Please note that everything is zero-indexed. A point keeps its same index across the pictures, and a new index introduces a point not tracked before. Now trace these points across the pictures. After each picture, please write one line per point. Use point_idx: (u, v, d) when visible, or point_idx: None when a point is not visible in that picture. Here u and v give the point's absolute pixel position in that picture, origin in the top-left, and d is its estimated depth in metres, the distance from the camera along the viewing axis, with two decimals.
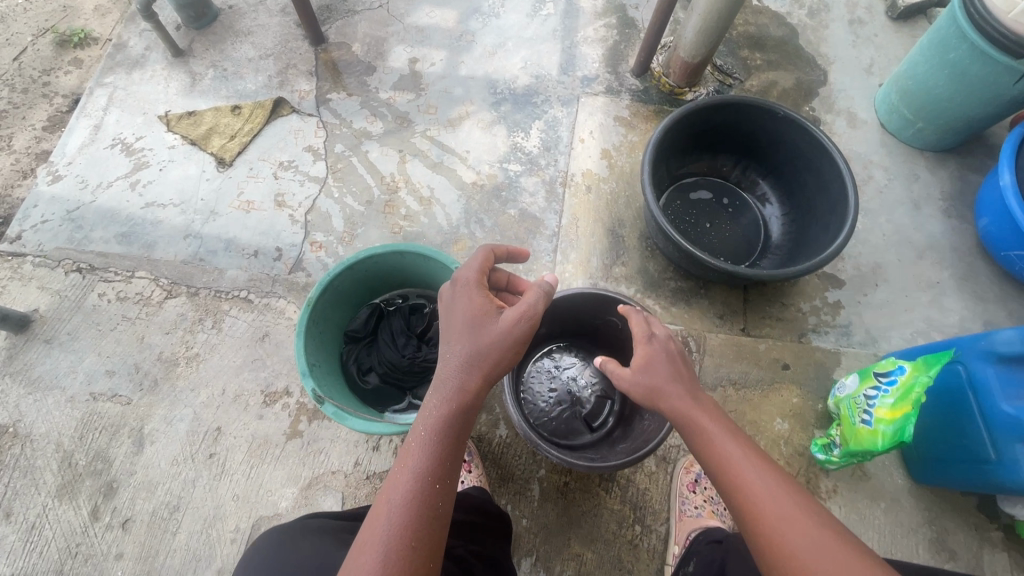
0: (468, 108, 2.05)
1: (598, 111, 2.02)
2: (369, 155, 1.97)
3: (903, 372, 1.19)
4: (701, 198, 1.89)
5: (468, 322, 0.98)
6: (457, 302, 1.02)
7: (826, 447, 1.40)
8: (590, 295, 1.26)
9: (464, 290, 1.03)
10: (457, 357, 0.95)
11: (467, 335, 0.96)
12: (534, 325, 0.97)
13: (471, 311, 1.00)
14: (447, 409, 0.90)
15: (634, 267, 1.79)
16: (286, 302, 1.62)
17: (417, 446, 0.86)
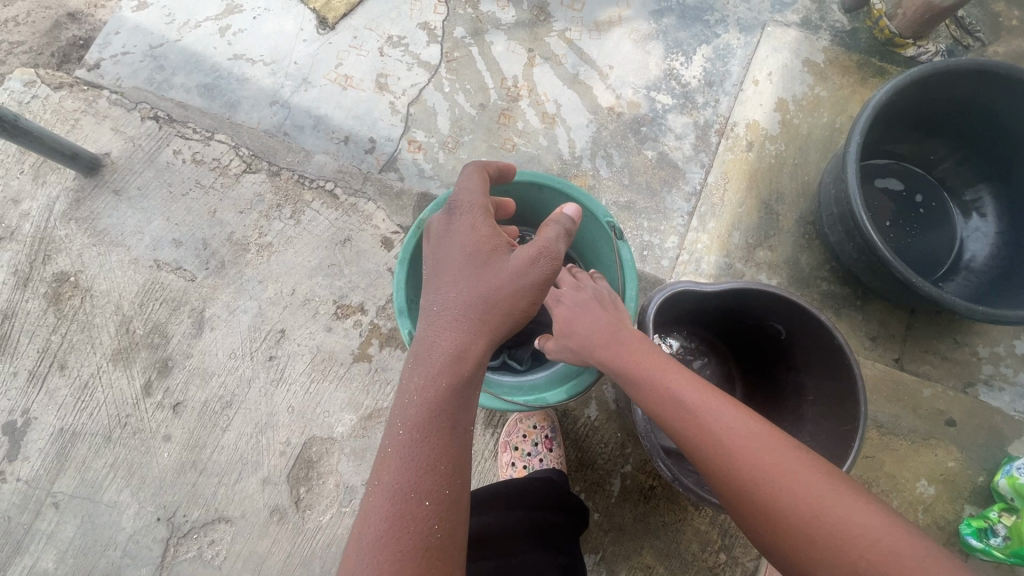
0: (621, 12, 1.66)
1: (783, 49, 1.59)
2: (493, 49, 1.65)
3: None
4: (886, 189, 1.50)
5: (468, 260, 0.77)
6: (452, 232, 0.80)
7: (982, 533, 1.15)
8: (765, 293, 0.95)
9: (465, 215, 0.81)
10: (450, 309, 0.73)
11: (470, 279, 0.76)
12: (555, 266, 0.78)
13: (473, 246, 0.78)
14: (436, 375, 0.68)
15: (783, 255, 1.46)
16: (375, 206, 1.40)
17: (397, 455, 0.64)
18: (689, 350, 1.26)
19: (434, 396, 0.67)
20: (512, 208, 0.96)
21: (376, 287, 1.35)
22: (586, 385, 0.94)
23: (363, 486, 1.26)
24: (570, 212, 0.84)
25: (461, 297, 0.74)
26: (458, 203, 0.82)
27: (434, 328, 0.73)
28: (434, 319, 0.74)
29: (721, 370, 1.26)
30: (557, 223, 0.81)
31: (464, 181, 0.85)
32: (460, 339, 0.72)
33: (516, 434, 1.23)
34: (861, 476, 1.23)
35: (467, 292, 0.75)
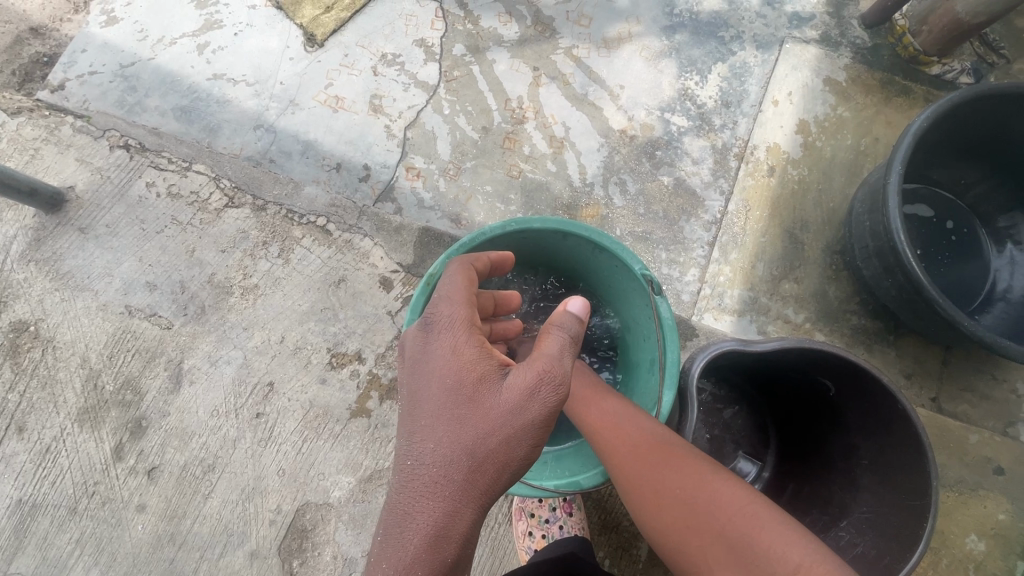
0: (631, 28, 1.56)
1: (803, 67, 1.51)
2: (495, 68, 1.54)
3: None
4: (916, 216, 1.41)
5: (451, 398, 0.67)
6: (428, 361, 0.70)
7: None
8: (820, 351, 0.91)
9: (444, 337, 0.71)
10: (427, 471, 0.64)
11: (454, 424, 0.66)
12: (557, 396, 0.68)
13: (454, 377, 0.68)
14: (407, 564, 0.59)
15: (810, 289, 1.37)
16: (372, 243, 1.28)
17: None
18: (720, 398, 1.19)
19: None
20: (516, 300, 0.98)
21: (374, 332, 1.22)
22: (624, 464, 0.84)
23: (364, 558, 1.13)
24: (575, 312, 0.76)
25: (446, 448, 0.64)
26: (437, 321, 0.73)
27: (410, 494, 0.63)
28: (412, 477, 0.64)
29: (753, 421, 1.18)
30: (557, 334, 0.73)
31: (443, 289, 0.76)
32: (441, 510, 0.62)
33: (532, 498, 1.12)
34: None
35: (453, 440, 0.65)
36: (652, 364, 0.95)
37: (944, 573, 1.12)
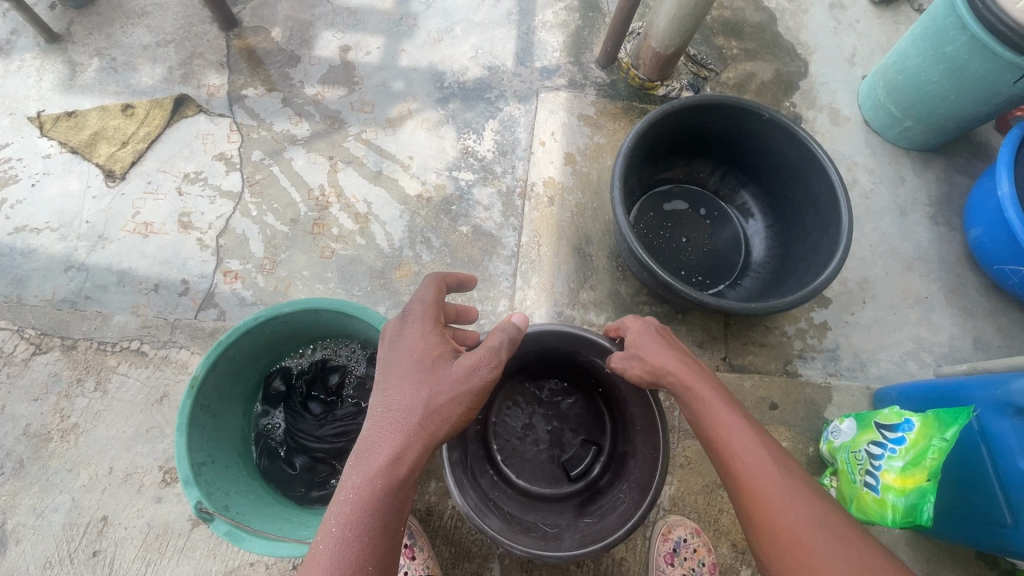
0: (410, 105, 1.78)
1: (559, 109, 1.77)
2: (294, 164, 1.69)
3: (905, 439, 1.03)
4: (675, 209, 1.67)
5: (415, 367, 0.83)
6: (400, 340, 0.87)
7: None
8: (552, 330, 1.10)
9: (415, 323, 0.88)
10: (391, 413, 0.80)
11: (414, 388, 0.82)
12: (495, 372, 0.84)
13: (419, 351, 0.85)
14: (370, 480, 0.74)
15: (604, 291, 1.57)
16: (189, 353, 1.34)
17: (327, 554, 0.69)
18: (558, 390, 1.34)
19: (368, 497, 0.72)
20: (473, 313, 1.10)
21: None
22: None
23: None
24: (514, 321, 0.92)
25: (410, 399, 0.81)
26: (411, 312, 0.90)
27: (378, 430, 0.79)
28: (383, 418, 0.80)
29: (589, 408, 1.32)
30: (503, 330, 0.89)
31: (421, 292, 0.93)
32: (399, 443, 0.77)
33: None
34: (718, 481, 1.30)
35: (416, 395, 0.81)
36: None
37: None
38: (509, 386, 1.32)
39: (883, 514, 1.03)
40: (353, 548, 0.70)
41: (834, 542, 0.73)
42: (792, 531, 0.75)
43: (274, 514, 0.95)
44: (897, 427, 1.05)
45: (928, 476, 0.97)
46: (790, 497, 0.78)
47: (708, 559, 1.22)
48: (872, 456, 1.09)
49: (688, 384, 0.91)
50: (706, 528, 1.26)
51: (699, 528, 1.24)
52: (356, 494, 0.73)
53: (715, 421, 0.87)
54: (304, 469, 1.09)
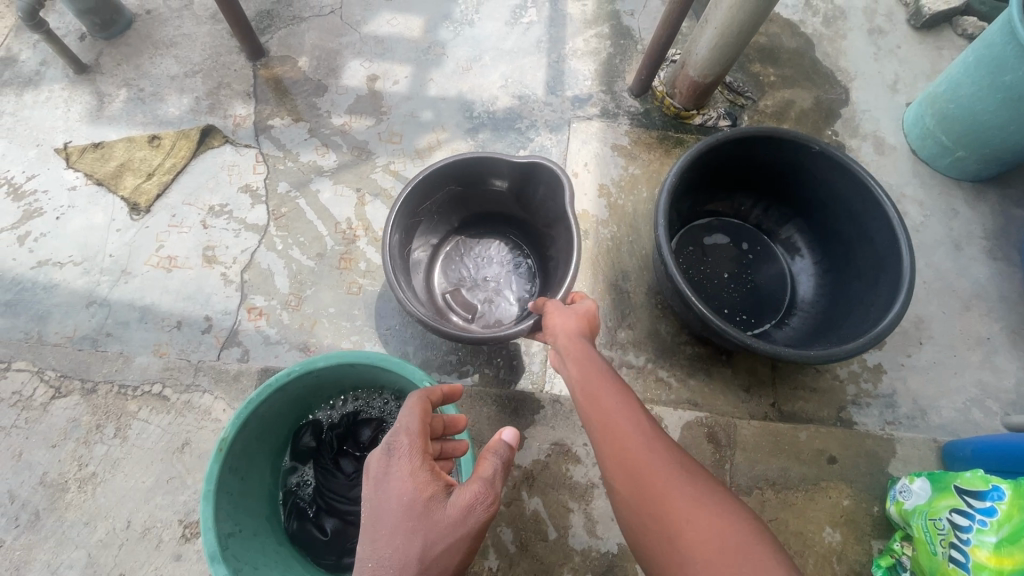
0: (439, 136, 1.74)
1: (592, 139, 1.72)
2: (320, 197, 1.64)
3: (1003, 506, 0.94)
4: (716, 244, 1.60)
5: (405, 514, 0.63)
6: (382, 476, 0.68)
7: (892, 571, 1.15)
8: (504, 158, 1.29)
9: (399, 457, 0.69)
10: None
11: (404, 544, 0.61)
12: (492, 514, 0.65)
13: (407, 490, 0.66)
14: None
15: (643, 331, 1.49)
16: (212, 398, 1.28)
17: None
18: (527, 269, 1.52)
19: None
20: (462, 423, 0.90)
21: None
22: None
23: None
24: (507, 440, 0.75)
25: (396, 558, 0.60)
26: (395, 441, 0.71)
27: None
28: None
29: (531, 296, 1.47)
30: (497, 451, 0.73)
31: (407, 417, 0.75)
32: None
33: None
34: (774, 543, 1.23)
35: (405, 553, 0.60)
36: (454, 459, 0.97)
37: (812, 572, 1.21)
38: (491, 245, 1.55)
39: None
40: None
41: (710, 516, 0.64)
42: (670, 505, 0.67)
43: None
44: (993, 492, 0.97)
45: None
46: (689, 496, 0.67)
47: None
48: (957, 521, 0.99)
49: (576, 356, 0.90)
50: None
51: None
52: None
53: (597, 393, 0.82)
54: (334, 535, 1.00)
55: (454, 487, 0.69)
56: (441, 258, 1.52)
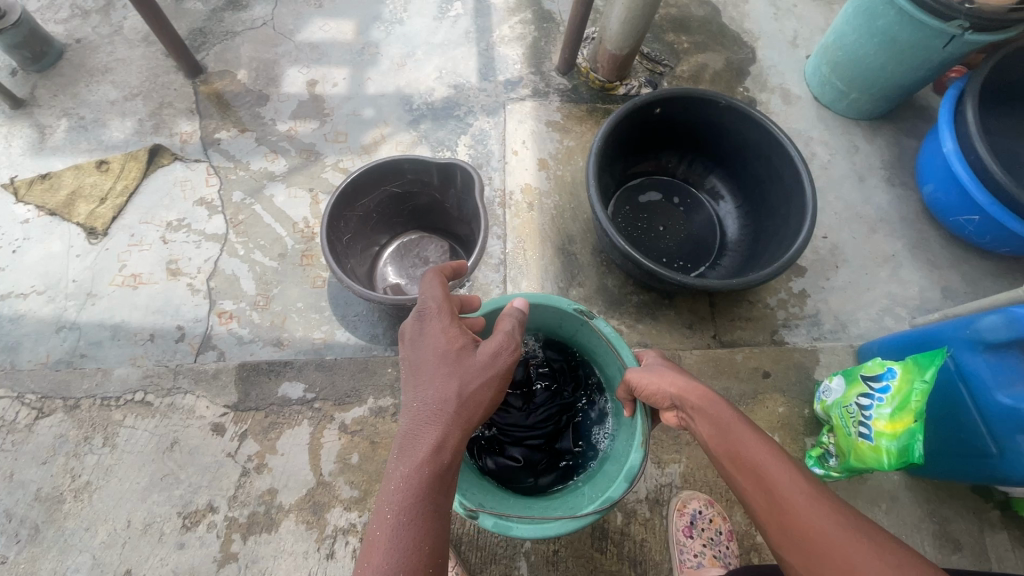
0: (382, 130, 1.83)
1: (527, 118, 1.84)
2: (276, 201, 1.72)
3: (894, 382, 1.10)
4: (650, 201, 1.75)
5: (441, 360, 0.87)
6: (421, 339, 0.90)
7: (822, 459, 1.29)
8: (422, 157, 1.33)
9: (434, 321, 0.92)
10: (427, 405, 0.83)
11: (443, 380, 0.85)
12: (515, 356, 0.92)
13: (443, 344, 0.89)
14: (418, 467, 0.76)
15: (593, 287, 1.63)
16: (194, 397, 1.35)
17: (387, 535, 0.70)
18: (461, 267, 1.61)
19: (419, 484, 0.74)
20: (477, 303, 1.13)
21: (220, 479, 1.28)
22: (638, 465, 1.03)
23: None
24: (513, 316, 1.00)
25: (440, 394, 0.83)
26: (426, 311, 0.94)
27: (418, 422, 0.81)
28: (419, 413, 0.83)
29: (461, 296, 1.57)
30: (509, 318, 0.99)
31: (428, 289, 0.96)
32: (440, 432, 0.80)
33: None
34: None
35: (445, 389, 0.84)
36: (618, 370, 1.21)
37: None
38: (433, 240, 1.65)
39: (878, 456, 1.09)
40: (419, 529, 0.72)
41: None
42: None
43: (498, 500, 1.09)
44: (886, 373, 1.13)
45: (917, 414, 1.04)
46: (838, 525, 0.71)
47: (725, 528, 1.26)
48: (864, 403, 1.16)
49: (703, 409, 0.90)
50: (719, 499, 1.31)
51: (712, 499, 1.28)
52: (407, 481, 0.75)
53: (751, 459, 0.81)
54: (525, 459, 1.32)
55: (479, 341, 0.93)
56: (387, 249, 1.63)
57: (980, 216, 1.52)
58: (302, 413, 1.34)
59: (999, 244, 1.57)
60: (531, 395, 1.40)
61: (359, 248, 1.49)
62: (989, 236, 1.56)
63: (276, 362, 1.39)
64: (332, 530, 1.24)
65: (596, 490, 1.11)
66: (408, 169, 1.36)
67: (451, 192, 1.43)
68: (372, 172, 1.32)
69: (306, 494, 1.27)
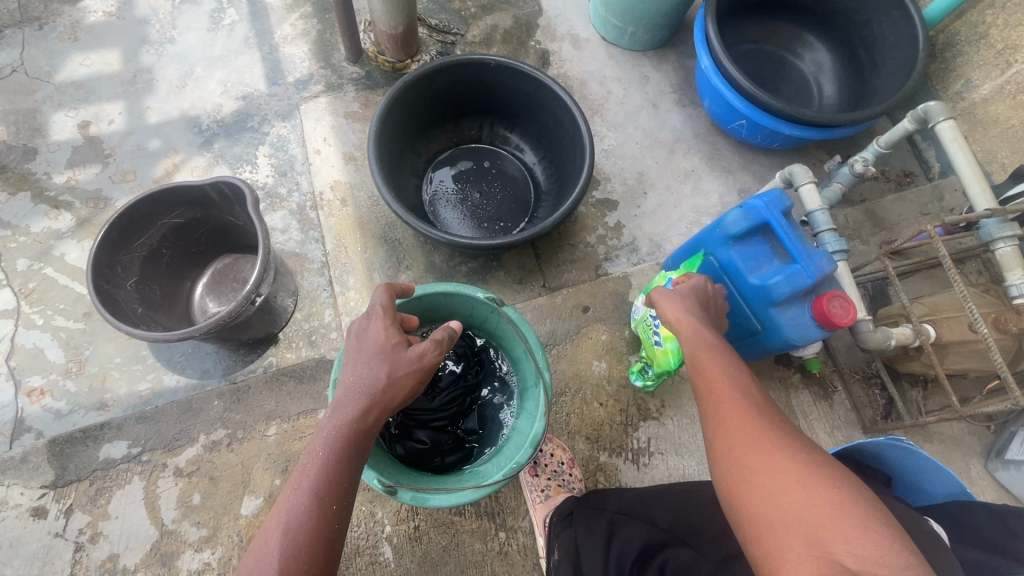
0: (173, 159, 1.74)
1: (324, 114, 1.80)
2: (68, 259, 1.60)
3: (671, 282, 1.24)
4: (461, 170, 1.80)
5: (377, 350, 0.89)
6: (361, 330, 0.93)
7: (642, 372, 1.41)
8: (185, 183, 1.28)
9: (376, 318, 0.93)
10: (357, 381, 0.86)
11: (381, 363, 0.88)
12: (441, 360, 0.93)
13: (381, 337, 0.91)
14: (347, 424, 0.82)
15: (421, 267, 1.65)
16: (5, 487, 1.26)
17: (312, 466, 0.78)
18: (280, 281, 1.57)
19: (345, 436, 0.80)
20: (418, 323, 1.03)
21: (51, 561, 1.22)
22: (541, 432, 1.00)
23: None
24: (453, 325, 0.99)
25: (371, 373, 0.87)
26: (373, 310, 0.95)
27: (349, 391, 0.85)
28: (357, 387, 0.85)
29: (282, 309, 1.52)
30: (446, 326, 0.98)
31: (377, 295, 0.97)
32: (365, 403, 0.84)
33: None
34: (559, 390, 1.45)
35: (377, 371, 0.87)
36: (524, 352, 1.10)
37: (594, 400, 1.45)
38: (248, 261, 1.60)
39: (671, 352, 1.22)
40: (336, 475, 0.78)
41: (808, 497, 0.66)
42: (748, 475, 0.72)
43: (414, 476, 1.04)
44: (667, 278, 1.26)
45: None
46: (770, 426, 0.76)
47: (566, 457, 1.35)
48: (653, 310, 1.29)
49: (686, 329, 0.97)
50: (560, 435, 1.41)
51: (551, 435, 1.38)
52: (336, 432, 0.81)
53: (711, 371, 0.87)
54: (433, 441, 1.14)
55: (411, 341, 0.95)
56: (199, 281, 1.57)
57: (745, 120, 1.69)
58: (130, 470, 1.29)
59: (769, 140, 1.74)
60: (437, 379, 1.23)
61: (158, 287, 1.43)
62: (760, 135, 1.73)
63: (91, 428, 1.32)
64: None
65: (503, 459, 1.05)
66: (176, 199, 1.31)
67: (234, 210, 1.38)
68: (132, 209, 1.26)
69: (151, 548, 1.24)
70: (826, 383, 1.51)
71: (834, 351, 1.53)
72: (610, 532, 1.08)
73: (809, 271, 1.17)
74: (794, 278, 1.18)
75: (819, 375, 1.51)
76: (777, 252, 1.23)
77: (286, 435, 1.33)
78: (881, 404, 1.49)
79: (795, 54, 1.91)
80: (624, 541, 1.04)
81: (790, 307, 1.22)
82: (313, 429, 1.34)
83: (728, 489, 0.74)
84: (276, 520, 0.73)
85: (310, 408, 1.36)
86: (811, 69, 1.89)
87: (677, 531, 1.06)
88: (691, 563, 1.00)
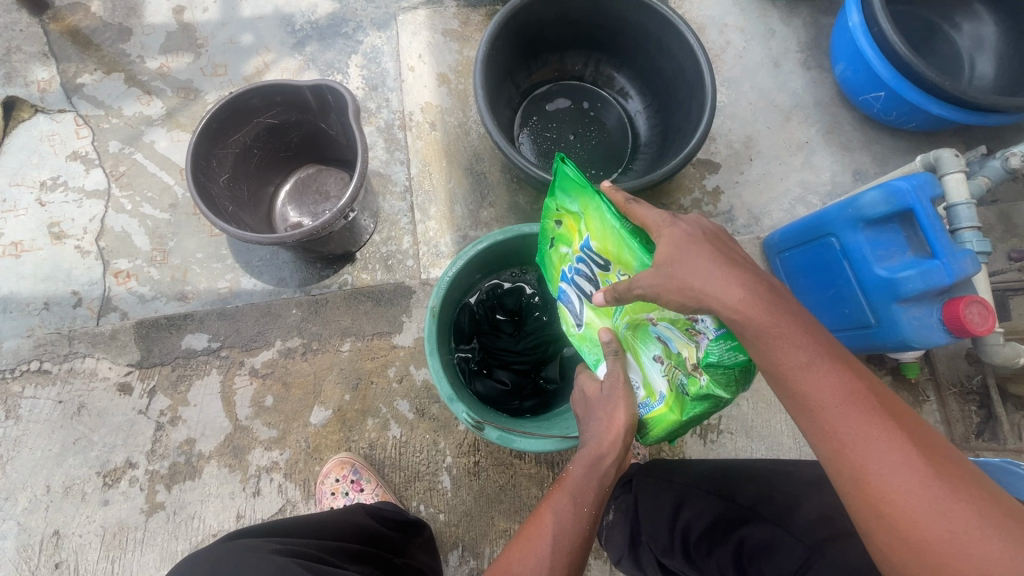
0: (264, 58, 1.68)
1: (421, 29, 1.69)
2: (157, 147, 1.58)
3: (558, 262, 1.00)
4: (559, 108, 1.70)
5: (604, 411, 0.84)
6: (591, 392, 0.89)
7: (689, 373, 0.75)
8: (288, 82, 1.21)
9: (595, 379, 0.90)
10: (593, 446, 0.82)
11: (623, 396, 0.83)
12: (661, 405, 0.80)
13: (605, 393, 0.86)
14: (582, 481, 0.79)
15: (504, 206, 1.57)
16: (94, 360, 1.37)
17: (551, 519, 0.77)
18: None
19: (576, 487, 0.78)
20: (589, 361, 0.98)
21: (134, 437, 1.32)
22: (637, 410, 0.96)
23: None
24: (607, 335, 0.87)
25: (602, 435, 0.82)
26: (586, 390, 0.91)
27: (585, 455, 0.82)
28: (611, 425, 0.82)
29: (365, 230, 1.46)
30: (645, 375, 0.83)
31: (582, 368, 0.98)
32: (593, 462, 0.80)
33: (326, 496, 1.25)
34: None
35: (607, 432, 0.82)
36: None
37: None
38: (332, 174, 1.57)
39: (594, 200, 0.83)
40: (573, 528, 0.75)
41: (966, 522, 0.55)
42: (895, 496, 0.58)
43: (500, 416, 1.04)
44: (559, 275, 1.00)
45: (548, 197, 0.96)
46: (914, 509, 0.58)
47: None
48: (581, 274, 0.94)
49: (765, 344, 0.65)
50: None
51: None
52: (571, 489, 0.79)
53: (820, 413, 0.64)
54: (514, 384, 1.16)
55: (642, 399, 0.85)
56: (281, 187, 1.56)
57: (885, 92, 1.51)
58: (209, 362, 1.36)
59: (906, 119, 1.56)
60: (522, 322, 1.21)
61: (247, 189, 1.42)
62: (896, 112, 1.56)
63: (175, 317, 1.39)
64: (255, 470, 1.29)
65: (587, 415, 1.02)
66: (273, 98, 1.26)
67: (329, 119, 1.33)
68: (234, 103, 1.21)
69: (225, 439, 1.31)
70: (918, 391, 1.41)
71: (934, 359, 1.42)
72: (677, 505, 1.04)
73: (948, 270, 1.05)
74: (929, 275, 1.06)
75: (914, 381, 1.40)
76: (913, 243, 1.12)
77: (360, 352, 1.36)
78: (976, 421, 1.38)
79: (952, 23, 1.68)
80: (690, 516, 1.00)
81: (915, 306, 1.11)
82: (387, 351, 1.36)
83: (858, 500, 0.61)
84: (544, 524, 0.77)
85: (385, 330, 1.38)
86: (968, 44, 1.65)
87: (760, 505, 0.95)
88: (771, 539, 0.89)
